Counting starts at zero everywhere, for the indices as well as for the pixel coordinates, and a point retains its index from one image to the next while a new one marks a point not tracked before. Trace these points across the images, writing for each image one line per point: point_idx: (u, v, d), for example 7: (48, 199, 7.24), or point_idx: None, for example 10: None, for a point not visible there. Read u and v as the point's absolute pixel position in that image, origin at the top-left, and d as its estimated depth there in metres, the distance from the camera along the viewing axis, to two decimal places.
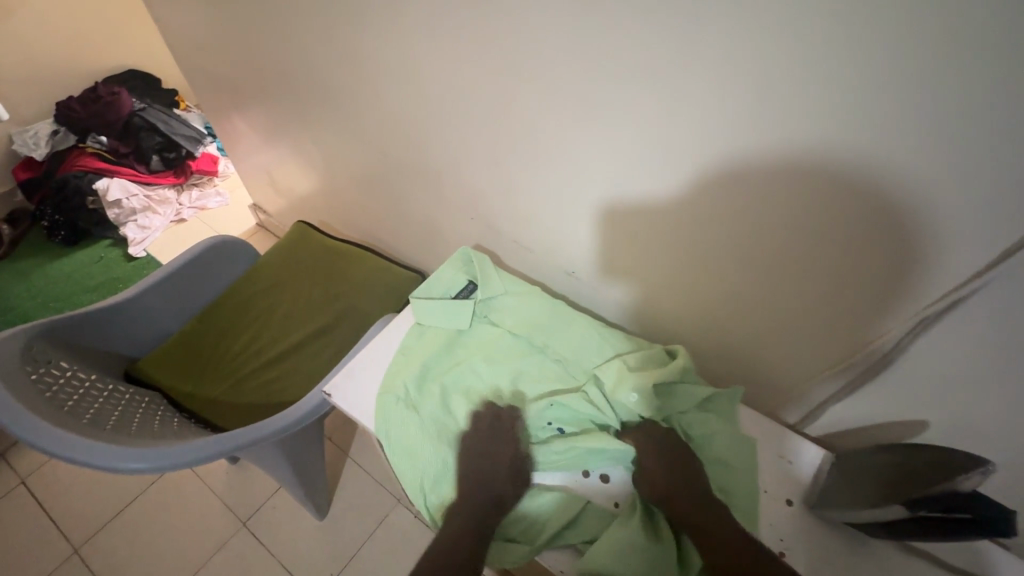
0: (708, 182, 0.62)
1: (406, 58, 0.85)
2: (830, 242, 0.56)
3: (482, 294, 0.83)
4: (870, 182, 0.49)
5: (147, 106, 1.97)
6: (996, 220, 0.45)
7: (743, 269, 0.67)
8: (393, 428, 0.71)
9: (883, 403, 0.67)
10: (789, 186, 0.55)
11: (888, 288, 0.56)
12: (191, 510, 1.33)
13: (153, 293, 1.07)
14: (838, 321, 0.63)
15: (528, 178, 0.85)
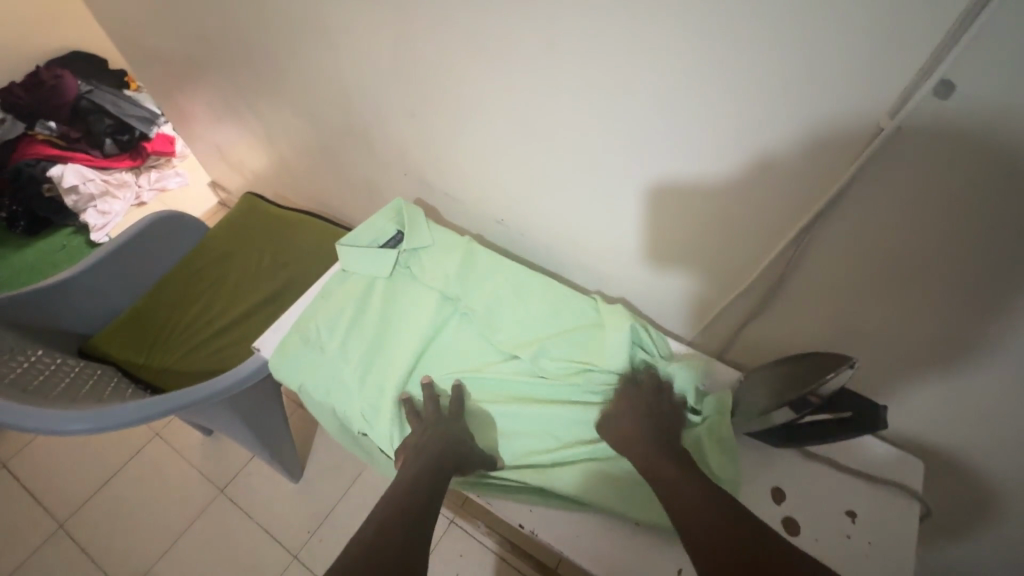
0: (612, 120, 0.65)
1: (319, 13, 0.84)
2: (717, 161, 0.60)
3: (406, 246, 0.85)
4: (736, 97, 0.53)
5: (94, 89, 1.93)
6: (851, 117, 0.48)
7: (663, 184, 0.67)
8: (299, 363, 0.77)
9: (789, 319, 0.70)
10: (679, 113, 0.58)
11: (768, 204, 0.59)
12: (170, 482, 1.37)
13: (101, 268, 1.08)
14: (756, 226, 0.63)
15: (454, 123, 0.83)
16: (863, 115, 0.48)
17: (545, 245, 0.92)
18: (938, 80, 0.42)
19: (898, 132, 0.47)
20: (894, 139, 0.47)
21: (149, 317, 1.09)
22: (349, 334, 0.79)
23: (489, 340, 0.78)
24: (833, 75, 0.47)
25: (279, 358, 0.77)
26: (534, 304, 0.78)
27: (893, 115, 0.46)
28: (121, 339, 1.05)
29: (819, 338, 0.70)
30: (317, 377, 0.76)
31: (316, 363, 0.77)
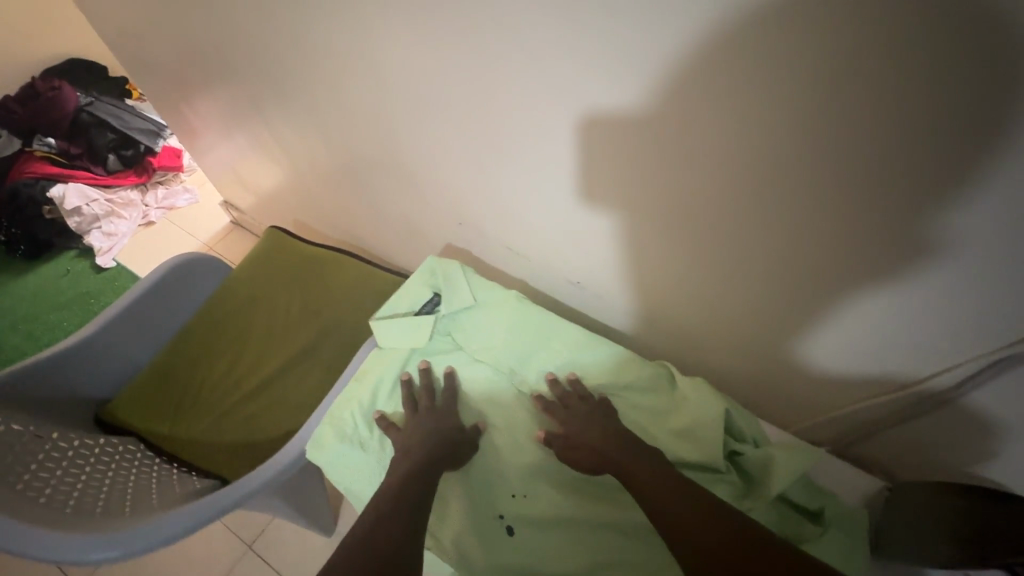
0: (751, 215, 0.54)
1: (368, 54, 0.72)
2: (916, 260, 0.48)
3: (446, 310, 0.76)
4: (967, 203, 0.42)
5: (94, 100, 1.80)
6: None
7: (815, 270, 0.55)
8: (343, 468, 0.67)
9: (952, 420, 0.60)
10: (870, 197, 0.46)
11: (960, 306, 0.49)
12: (193, 536, 1.27)
13: (116, 325, 0.97)
14: (941, 323, 0.52)
15: (528, 185, 0.71)
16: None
17: (623, 309, 0.81)
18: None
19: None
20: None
21: (172, 378, 0.98)
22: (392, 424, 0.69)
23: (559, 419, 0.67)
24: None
25: (318, 454, 0.68)
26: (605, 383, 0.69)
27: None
28: (144, 406, 0.95)
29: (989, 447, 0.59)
30: (365, 482, 0.66)
31: (361, 465, 0.67)
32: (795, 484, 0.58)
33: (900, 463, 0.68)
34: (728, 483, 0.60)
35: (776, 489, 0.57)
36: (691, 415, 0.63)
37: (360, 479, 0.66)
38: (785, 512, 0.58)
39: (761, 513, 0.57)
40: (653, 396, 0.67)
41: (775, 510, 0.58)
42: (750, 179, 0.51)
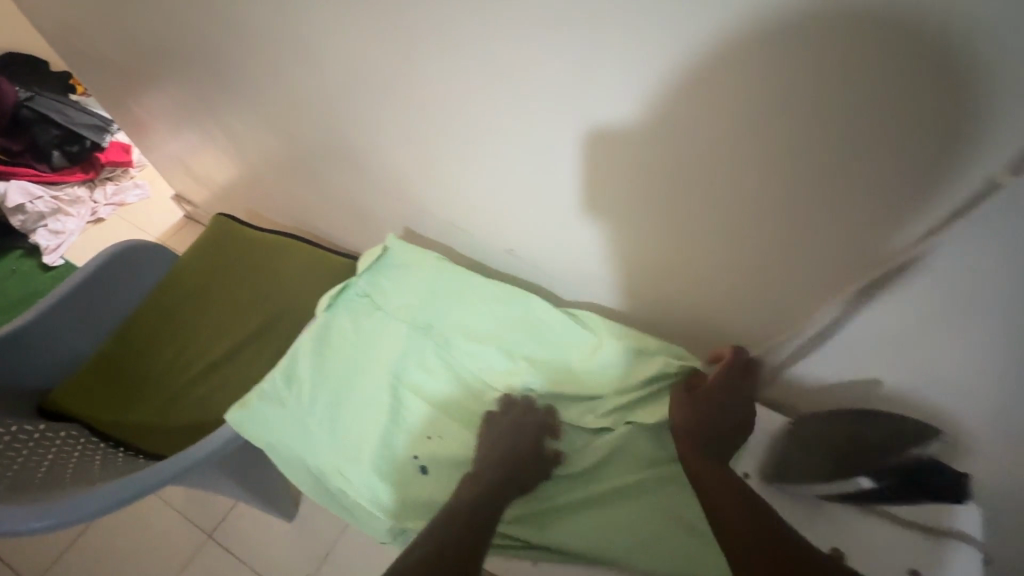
0: (648, 164, 0.57)
1: (301, 30, 0.74)
2: (800, 201, 0.51)
3: (365, 271, 0.77)
4: (837, 145, 0.45)
5: (34, 94, 1.74)
6: (956, 168, 0.41)
7: (713, 219, 0.59)
8: (264, 427, 0.65)
9: (837, 363, 0.64)
10: (746, 143, 0.49)
11: (822, 250, 0.54)
12: (150, 530, 1.26)
13: (54, 313, 0.96)
14: (823, 267, 0.56)
15: (461, 151, 0.74)
16: (972, 163, 0.41)
17: (553, 275, 0.84)
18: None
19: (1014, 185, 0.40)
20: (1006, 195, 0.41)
21: (118, 364, 0.98)
22: (316, 381, 0.67)
23: (485, 372, 0.70)
24: (952, 124, 0.39)
25: (238, 413, 0.65)
26: (526, 338, 0.72)
27: (1011, 165, 0.39)
28: (87, 391, 0.94)
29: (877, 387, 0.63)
30: (287, 438, 0.64)
31: (282, 422, 0.65)
32: None
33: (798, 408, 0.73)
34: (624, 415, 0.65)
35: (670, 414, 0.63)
36: (595, 359, 0.68)
37: (282, 436, 0.64)
38: None
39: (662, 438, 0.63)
40: (573, 350, 0.71)
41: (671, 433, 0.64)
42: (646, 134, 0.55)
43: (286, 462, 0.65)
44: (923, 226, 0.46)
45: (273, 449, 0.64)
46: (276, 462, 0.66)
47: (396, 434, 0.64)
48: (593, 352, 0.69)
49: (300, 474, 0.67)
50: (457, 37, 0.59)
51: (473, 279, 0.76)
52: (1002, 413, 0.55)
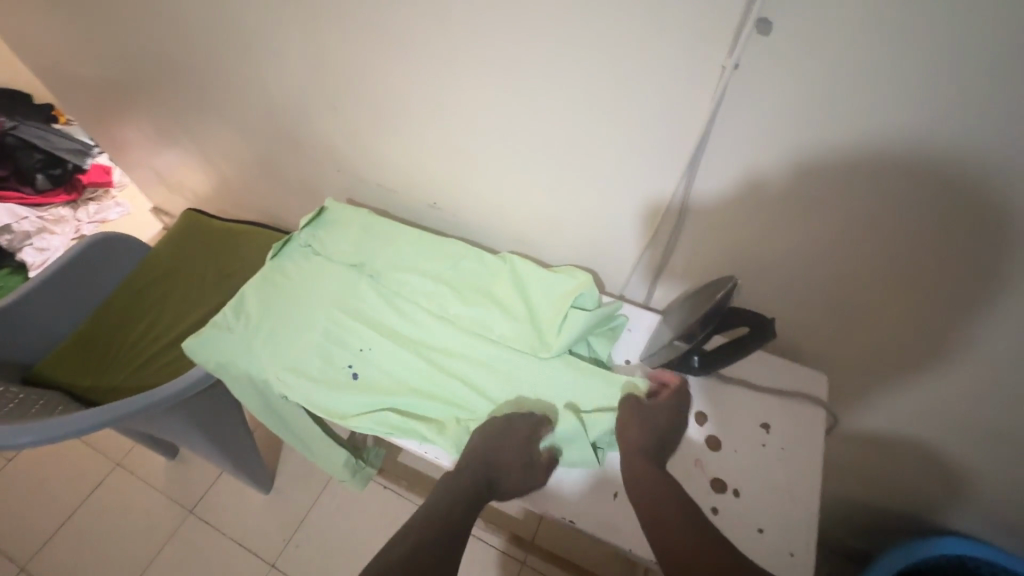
0: (511, 98, 0.71)
1: (242, 30, 0.90)
2: (620, 113, 0.65)
3: (306, 226, 0.88)
4: (625, 60, 0.59)
5: (19, 122, 1.84)
6: (701, 65, 0.55)
7: (571, 143, 0.72)
8: (214, 352, 0.75)
9: (692, 259, 0.78)
10: (567, 69, 0.63)
11: (648, 154, 0.67)
12: (135, 510, 1.34)
13: (38, 294, 1.07)
14: (654, 169, 0.68)
15: (378, 116, 0.89)
16: (711, 59, 0.54)
17: (471, 221, 0.97)
18: (759, 18, 0.49)
19: (737, 70, 0.54)
20: (736, 80, 0.55)
21: (97, 338, 1.09)
22: (261, 314, 0.78)
23: (405, 295, 0.81)
24: (687, 30, 0.53)
25: (193, 340, 0.76)
26: (442, 268, 0.83)
27: (730, 55, 0.53)
28: (68, 362, 1.05)
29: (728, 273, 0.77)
30: (235, 360, 0.74)
31: (229, 348, 0.75)
32: (582, 334, 0.72)
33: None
34: (526, 337, 0.73)
35: (568, 340, 0.70)
36: (504, 283, 0.80)
37: (231, 356, 0.75)
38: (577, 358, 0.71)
39: (560, 363, 0.70)
40: (487, 276, 0.82)
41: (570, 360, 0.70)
42: (506, 74, 0.69)
43: (237, 382, 0.76)
44: (701, 117, 0.60)
45: (225, 368, 0.75)
46: (229, 383, 0.76)
47: (328, 348, 0.74)
48: (503, 276, 0.81)
49: (248, 394, 0.78)
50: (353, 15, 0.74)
51: (398, 227, 0.88)
52: (806, 267, 0.69)
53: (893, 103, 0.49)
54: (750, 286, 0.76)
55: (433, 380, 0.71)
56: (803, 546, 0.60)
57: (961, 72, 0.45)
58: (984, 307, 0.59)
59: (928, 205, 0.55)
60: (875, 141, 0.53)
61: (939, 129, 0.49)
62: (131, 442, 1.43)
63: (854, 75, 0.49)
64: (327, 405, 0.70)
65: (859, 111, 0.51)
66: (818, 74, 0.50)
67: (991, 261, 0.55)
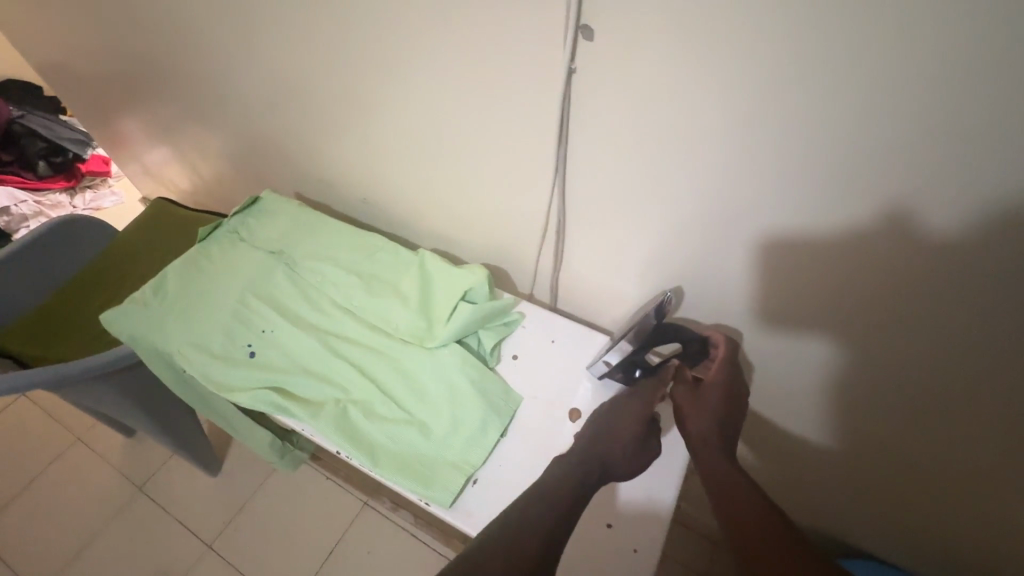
0: (413, 95, 0.76)
1: (200, 34, 0.99)
2: (498, 111, 0.69)
3: (238, 213, 0.93)
4: (493, 62, 0.64)
5: (27, 113, 1.98)
6: (548, 68, 0.60)
7: (467, 141, 0.77)
8: (127, 325, 0.79)
9: (587, 261, 0.81)
10: (452, 68, 0.69)
11: (529, 152, 0.71)
12: (88, 483, 1.39)
13: (3, 268, 1.14)
14: (539, 170, 0.72)
15: (314, 115, 0.95)
16: (557, 63, 0.58)
17: (400, 217, 1.02)
18: (583, 26, 0.54)
19: (578, 74, 0.58)
20: (579, 83, 0.59)
21: (55, 312, 1.15)
22: (178, 291, 0.82)
23: (315, 280, 0.84)
24: (535, 36, 0.58)
25: (112, 313, 0.80)
26: (357, 257, 0.86)
27: (569, 59, 0.57)
28: (23, 334, 1.11)
29: (620, 275, 0.79)
30: (147, 334, 0.79)
31: (142, 322, 0.80)
32: (466, 331, 0.74)
33: (584, 313, 0.90)
34: (414, 330, 0.76)
35: (452, 335, 0.73)
36: (407, 274, 0.83)
37: (144, 329, 0.79)
38: (459, 354, 0.73)
39: (441, 356, 0.73)
40: (396, 267, 0.85)
41: (451, 356, 0.73)
42: (403, 74, 0.75)
43: (152, 357, 0.81)
44: (558, 117, 0.64)
45: (138, 341, 0.79)
46: (143, 355, 0.81)
47: (232, 328, 0.78)
48: (408, 267, 0.84)
49: (166, 369, 0.83)
50: (283, 19, 0.81)
51: (324, 217, 0.93)
52: (682, 269, 0.71)
53: (711, 108, 0.53)
54: (641, 289, 0.79)
55: (323, 362, 0.74)
56: (648, 543, 0.64)
57: (748, 78, 0.49)
58: (823, 301, 0.63)
59: (756, 205, 0.58)
60: (706, 144, 0.56)
61: (744, 130, 0.52)
62: (93, 419, 1.48)
63: (671, 81, 0.53)
64: (221, 377, 0.74)
65: (685, 114, 0.55)
66: (642, 76, 0.54)
67: (816, 256, 0.59)
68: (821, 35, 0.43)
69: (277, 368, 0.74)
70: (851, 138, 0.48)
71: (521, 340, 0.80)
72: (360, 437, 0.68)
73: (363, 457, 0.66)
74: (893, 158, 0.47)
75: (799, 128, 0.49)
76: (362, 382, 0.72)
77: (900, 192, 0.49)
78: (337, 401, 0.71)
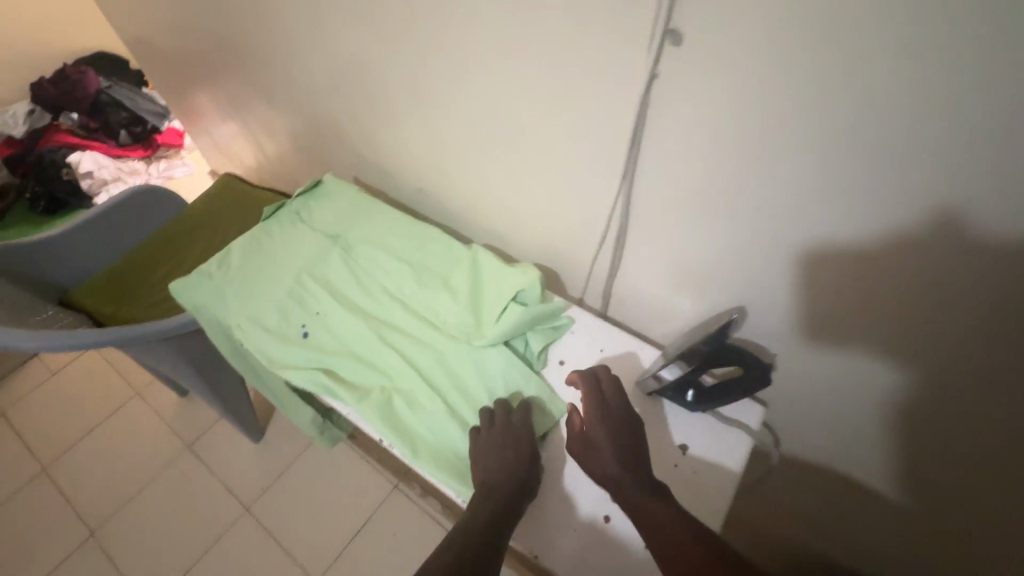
0: (481, 92, 0.75)
1: (278, 21, 1.01)
2: (567, 113, 0.67)
3: (301, 195, 0.96)
4: (568, 64, 0.62)
5: (114, 84, 2.11)
6: (626, 69, 0.57)
7: (531, 141, 0.75)
8: (192, 296, 0.83)
9: (643, 272, 0.78)
10: (523, 67, 0.67)
11: (595, 156, 0.69)
12: (142, 437, 1.48)
13: (83, 229, 1.22)
14: (605, 174, 0.70)
15: (380, 104, 0.96)
16: (637, 69, 0.56)
17: (454, 211, 1.02)
18: (670, 31, 0.52)
19: (657, 80, 0.56)
20: (658, 90, 0.57)
21: (125, 274, 1.22)
22: (240, 266, 0.85)
23: (369, 266, 0.86)
24: (617, 39, 0.56)
25: (179, 282, 0.84)
26: (411, 247, 0.87)
27: (650, 65, 0.55)
28: (96, 294, 1.18)
29: (677, 289, 0.76)
30: (210, 305, 0.82)
31: (206, 294, 0.83)
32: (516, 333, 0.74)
33: (634, 322, 0.88)
34: (463, 326, 0.76)
35: (502, 336, 0.72)
36: (460, 267, 0.82)
37: (207, 300, 0.83)
38: (507, 357, 0.73)
39: (489, 356, 0.73)
40: (449, 260, 0.85)
41: (499, 357, 0.73)
42: (473, 71, 0.74)
43: (215, 329, 0.85)
44: (630, 123, 0.61)
45: (203, 312, 0.83)
46: (205, 326, 0.85)
47: (288, 306, 0.81)
48: (462, 260, 0.83)
49: (228, 343, 0.87)
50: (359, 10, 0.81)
51: (382, 203, 0.93)
52: (746, 289, 0.68)
53: (802, 125, 0.49)
54: (698, 306, 0.76)
55: (372, 349, 0.75)
56: None
57: (852, 92, 0.45)
58: (899, 342, 0.58)
59: (840, 229, 0.54)
60: (791, 163, 0.53)
61: (839, 148, 0.49)
62: (151, 376, 1.58)
63: (759, 94, 0.50)
64: (275, 355, 0.76)
65: (772, 129, 0.51)
66: (729, 87, 0.52)
67: (898, 292, 0.55)
68: (943, 49, 0.39)
69: (328, 350, 0.76)
70: (967, 165, 0.43)
71: (567, 347, 0.78)
72: (403, 428, 0.68)
73: (403, 447, 0.66)
74: (1006, 193, 0.43)
75: (903, 149, 0.45)
76: (409, 372, 0.73)
77: (1009, 231, 0.44)
78: (381, 389, 0.72)
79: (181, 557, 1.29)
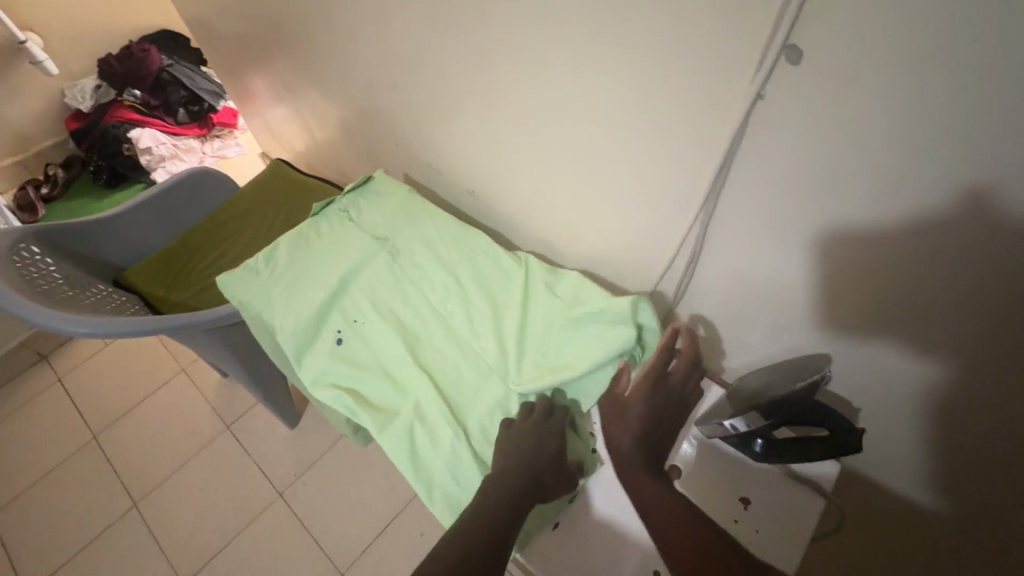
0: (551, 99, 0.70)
1: (339, 9, 0.98)
2: (648, 128, 0.61)
3: (351, 192, 0.93)
4: (657, 76, 0.56)
5: (175, 62, 2.15)
6: (724, 85, 0.52)
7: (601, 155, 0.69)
8: (236, 292, 0.82)
9: (712, 300, 0.73)
10: (602, 75, 0.61)
11: (674, 176, 0.63)
12: (186, 414, 1.52)
13: (139, 211, 1.24)
14: (684, 196, 0.64)
15: (438, 103, 0.92)
16: (741, 87, 0.50)
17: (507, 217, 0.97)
18: (788, 47, 0.46)
19: (762, 101, 0.50)
20: (761, 112, 0.51)
21: (177, 257, 1.24)
22: (285, 265, 0.84)
23: (417, 273, 0.82)
24: (720, 53, 0.50)
25: (225, 276, 0.83)
26: (458, 258, 0.83)
27: (756, 83, 0.49)
28: (150, 275, 1.20)
29: (750, 322, 0.70)
30: (252, 303, 0.81)
31: (249, 291, 0.82)
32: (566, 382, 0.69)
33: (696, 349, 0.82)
34: (509, 356, 0.72)
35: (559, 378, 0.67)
36: (511, 288, 0.78)
37: (250, 297, 0.81)
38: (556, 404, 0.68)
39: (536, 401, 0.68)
40: (498, 276, 0.80)
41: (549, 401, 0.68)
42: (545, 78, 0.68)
43: (257, 329, 0.84)
44: (723, 144, 0.56)
45: (245, 309, 0.82)
46: (247, 323, 0.84)
47: (329, 314, 0.78)
48: (513, 278, 0.79)
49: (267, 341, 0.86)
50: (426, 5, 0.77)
51: (433, 208, 0.90)
52: (832, 333, 0.62)
53: (935, 163, 0.43)
54: (772, 343, 0.69)
55: (410, 368, 0.72)
56: None
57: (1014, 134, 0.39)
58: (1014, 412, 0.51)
59: (964, 282, 0.47)
60: (914, 205, 0.46)
61: (979, 196, 0.42)
62: (196, 354, 1.61)
63: (888, 124, 0.44)
64: (312, 364, 0.75)
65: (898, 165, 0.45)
66: (852, 113, 0.45)
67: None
68: None
69: (364, 365, 0.74)
70: None
71: None
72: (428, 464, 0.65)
73: (425, 485, 0.63)
74: None
75: None
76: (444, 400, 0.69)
77: None
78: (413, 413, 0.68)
79: (216, 535, 1.32)
